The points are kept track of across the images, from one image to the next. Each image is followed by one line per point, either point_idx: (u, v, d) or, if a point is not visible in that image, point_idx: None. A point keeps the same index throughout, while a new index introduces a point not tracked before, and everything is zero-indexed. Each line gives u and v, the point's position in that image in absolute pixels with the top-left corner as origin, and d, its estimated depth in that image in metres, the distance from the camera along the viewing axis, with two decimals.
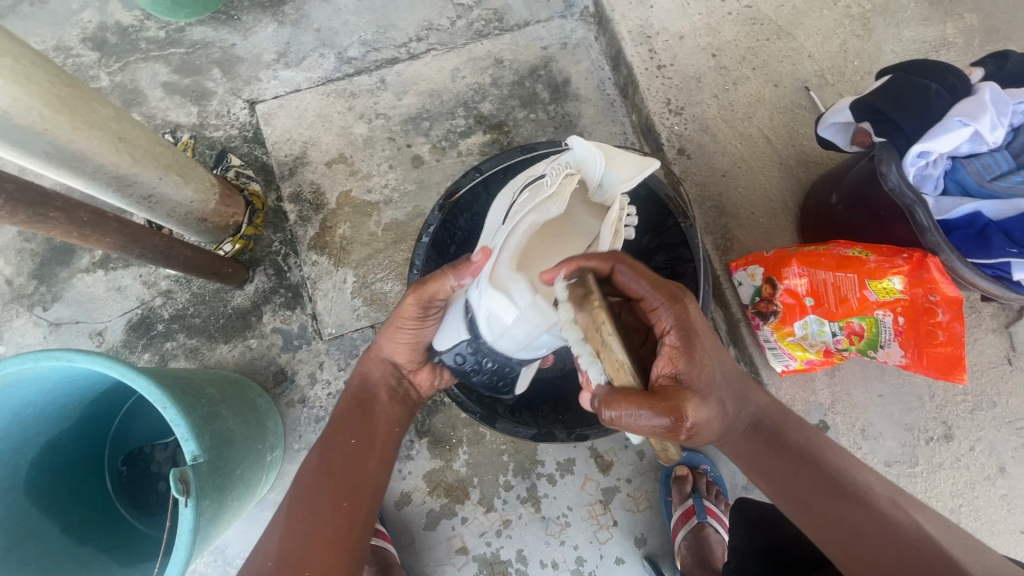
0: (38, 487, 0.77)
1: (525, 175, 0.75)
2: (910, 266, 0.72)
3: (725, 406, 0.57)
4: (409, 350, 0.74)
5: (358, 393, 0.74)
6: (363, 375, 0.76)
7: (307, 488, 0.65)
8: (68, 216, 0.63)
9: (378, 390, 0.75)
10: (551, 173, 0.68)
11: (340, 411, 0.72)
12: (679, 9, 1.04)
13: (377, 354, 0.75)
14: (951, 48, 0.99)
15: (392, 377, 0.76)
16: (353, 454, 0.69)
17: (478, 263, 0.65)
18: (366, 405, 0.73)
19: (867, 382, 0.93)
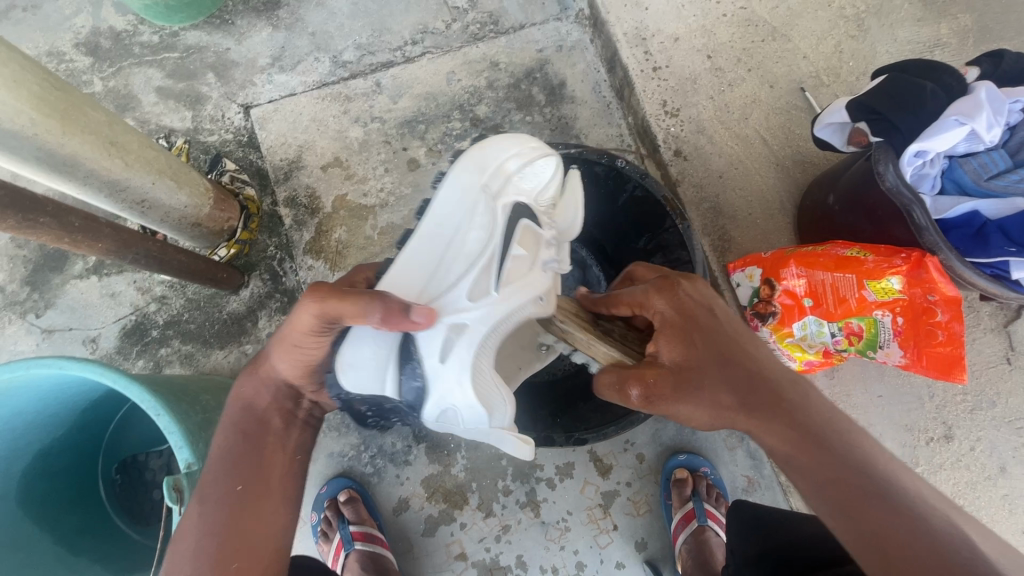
0: (30, 495, 0.77)
1: (499, 170, 0.66)
2: (908, 266, 0.71)
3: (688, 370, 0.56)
4: (301, 371, 0.66)
5: (244, 422, 0.66)
6: (244, 401, 0.67)
7: (194, 538, 0.58)
8: (58, 221, 0.63)
9: (269, 417, 0.68)
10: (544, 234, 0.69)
11: (225, 447, 0.65)
12: (675, 11, 1.04)
13: (269, 376, 0.67)
14: (945, 49, 1.00)
15: (287, 400, 0.69)
16: (240, 498, 0.62)
17: (420, 324, 0.57)
18: (255, 440, 0.66)
19: (866, 382, 0.93)
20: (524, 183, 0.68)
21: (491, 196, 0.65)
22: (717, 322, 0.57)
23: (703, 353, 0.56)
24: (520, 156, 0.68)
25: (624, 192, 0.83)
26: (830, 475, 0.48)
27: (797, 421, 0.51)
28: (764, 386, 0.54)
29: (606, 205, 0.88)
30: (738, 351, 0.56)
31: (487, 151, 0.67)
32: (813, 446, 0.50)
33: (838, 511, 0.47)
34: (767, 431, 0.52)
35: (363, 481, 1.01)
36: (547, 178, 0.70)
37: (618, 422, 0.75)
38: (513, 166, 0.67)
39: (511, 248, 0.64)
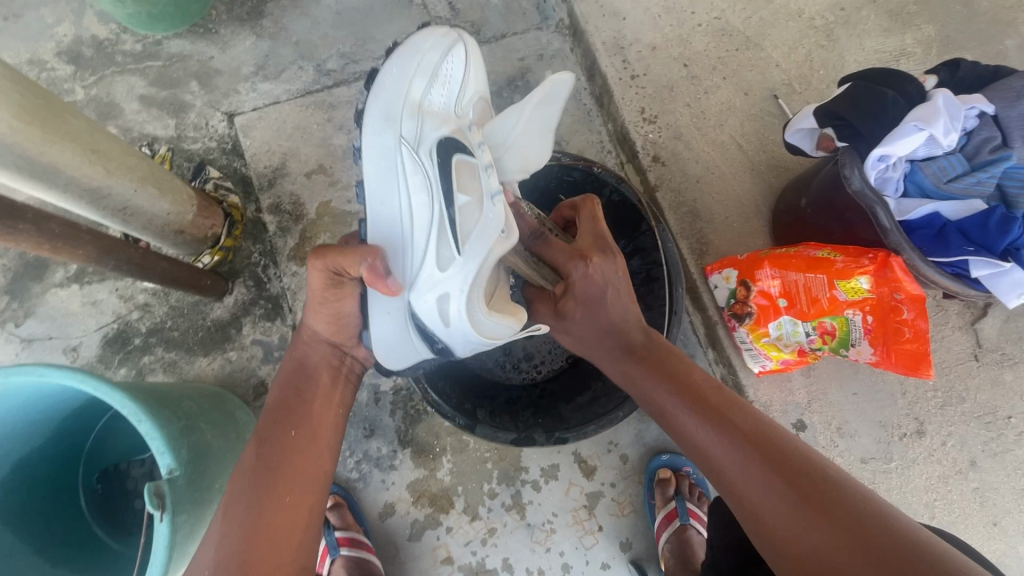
0: (10, 507, 0.76)
1: (408, 103, 0.68)
2: (875, 266, 0.74)
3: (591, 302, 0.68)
4: (332, 323, 0.71)
5: (293, 377, 0.72)
6: (299, 359, 0.73)
7: (248, 477, 0.63)
8: (39, 228, 0.62)
9: (318, 373, 0.73)
10: (483, 151, 0.68)
11: (278, 399, 0.70)
12: (651, 21, 1.07)
13: (314, 340, 0.73)
14: (910, 58, 1.04)
15: (333, 356, 0.75)
16: (291, 444, 0.66)
17: (393, 288, 0.65)
18: (303, 394, 0.71)
19: (842, 380, 0.95)
20: (438, 111, 0.70)
21: (411, 147, 0.67)
22: (617, 302, 0.68)
23: (600, 326, 0.68)
24: (422, 78, 0.69)
25: (600, 197, 0.84)
26: (713, 444, 0.56)
27: (686, 391, 0.60)
28: (658, 361, 0.64)
29: None
30: (634, 327, 0.68)
31: (387, 87, 0.68)
32: (690, 407, 0.59)
33: (712, 466, 0.56)
34: (649, 395, 0.63)
35: (348, 487, 1.01)
36: (457, 87, 0.71)
37: (598, 421, 0.76)
38: (416, 94, 0.68)
39: (454, 198, 0.67)
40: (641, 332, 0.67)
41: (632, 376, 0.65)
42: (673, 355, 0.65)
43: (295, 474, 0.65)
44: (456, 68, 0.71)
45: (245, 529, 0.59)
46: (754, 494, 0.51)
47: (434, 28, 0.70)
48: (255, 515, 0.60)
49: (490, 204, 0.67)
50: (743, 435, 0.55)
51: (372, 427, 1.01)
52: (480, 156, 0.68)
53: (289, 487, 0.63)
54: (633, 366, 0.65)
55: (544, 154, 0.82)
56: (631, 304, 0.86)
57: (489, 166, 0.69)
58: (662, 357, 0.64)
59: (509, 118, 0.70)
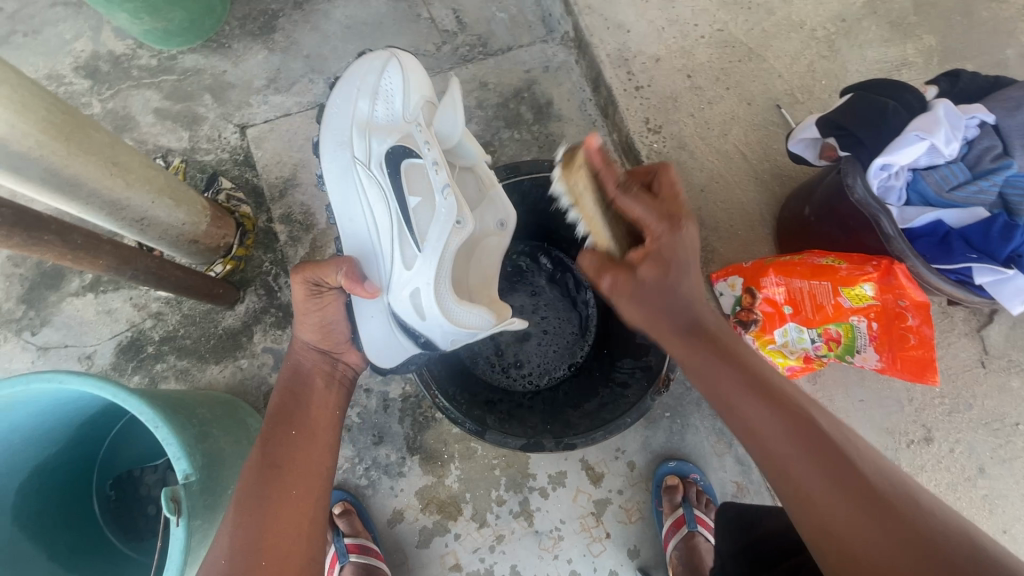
0: (27, 512, 0.77)
1: (356, 128, 0.78)
2: (879, 273, 0.75)
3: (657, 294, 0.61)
4: (320, 331, 0.75)
5: (289, 382, 0.73)
6: (294, 364, 0.75)
7: (253, 474, 0.64)
8: (61, 239, 0.64)
9: (312, 377, 0.75)
10: (428, 151, 0.73)
11: (277, 402, 0.71)
12: (655, 33, 1.09)
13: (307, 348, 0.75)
14: (911, 68, 1.05)
15: (324, 362, 0.76)
16: (295, 443, 0.68)
17: (371, 293, 0.70)
18: (303, 397, 0.72)
19: (848, 387, 0.96)
20: (385, 124, 0.78)
21: (367, 162, 0.76)
22: (687, 282, 0.61)
23: (668, 302, 0.61)
24: (366, 100, 0.79)
25: None
26: (783, 447, 0.51)
27: (758, 385, 0.55)
28: (728, 350, 0.58)
29: None
30: (704, 310, 0.61)
31: (338, 116, 0.80)
32: (762, 402, 0.53)
33: (774, 470, 0.51)
34: (716, 384, 0.57)
35: (357, 493, 1.01)
36: (399, 97, 0.79)
37: (605, 427, 0.76)
38: (364, 115, 0.79)
39: (408, 201, 0.74)
40: (714, 314, 0.61)
41: (698, 360, 0.59)
42: (746, 352, 0.59)
43: (298, 470, 0.66)
44: (395, 82, 0.80)
45: (252, 523, 0.61)
46: (829, 493, 0.47)
47: (371, 55, 0.82)
48: (262, 510, 0.62)
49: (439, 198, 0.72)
50: (811, 435, 0.50)
51: (380, 434, 1.02)
52: (427, 157, 0.73)
53: (294, 483, 0.65)
54: (701, 345, 0.59)
55: (552, 164, 0.83)
56: None
57: (436, 163, 0.73)
58: (731, 348, 0.58)
59: (445, 118, 0.76)
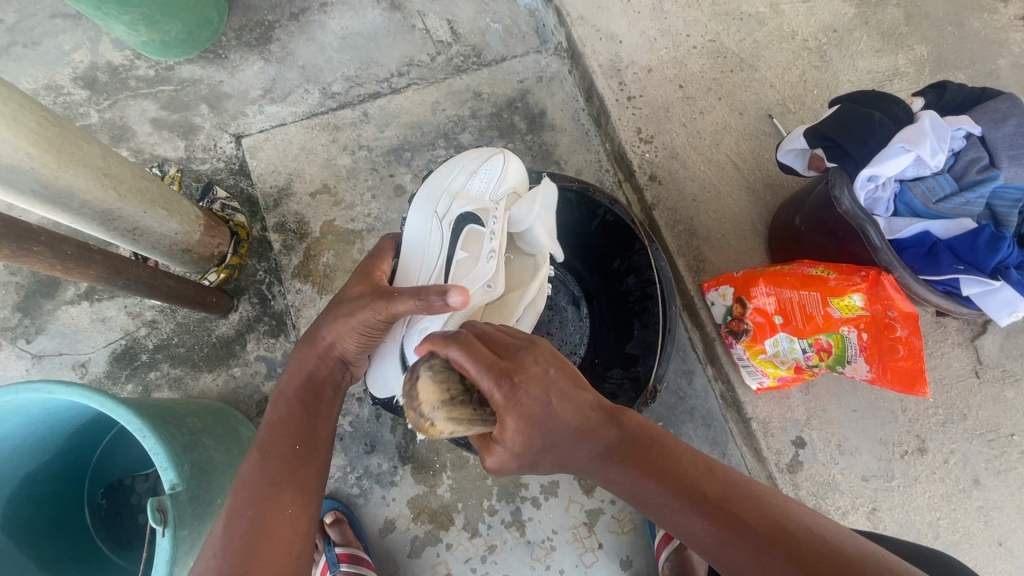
0: (17, 521, 0.77)
1: (448, 190, 0.79)
2: (867, 284, 0.75)
3: (532, 437, 0.51)
4: (353, 343, 0.68)
5: (297, 389, 0.67)
6: (308, 369, 0.68)
7: (250, 484, 0.60)
8: (51, 250, 0.64)
9: (324, 386, 0.69)
10: (493, 219, 0.76)
11: (284, 410, 0.66)
12: (647, 43, 1.09)
13: (334, 361, 0.69)
14: (903, 78, 1.06)
15: (337, 371, 0.70)
16: (299, 459, 0.64)
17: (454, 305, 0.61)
18: (311, 408, 0.67)
19: (841, 397, 0.95)
20: (474, 194, 0.79)
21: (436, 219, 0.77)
22: (567, 402, 0.51)
23: (562, 434, 0.52)
24: (464, 173, 0.80)
25: (596, 217, 0.85)
26: (726, 550, 0.48)
27: (674, 486, 0.51)
28: (630, 455, 0.52)
29: (581, 227, 0.89)
30: (598, 419, 0.53)
31: (442, 180, 0.80)
32: (689, 507, 0.50)
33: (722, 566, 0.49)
34: (641, 497, 0.52)
35: (349, 503, 1.01)
36: (495, 175, 0.80)
37: None
38: (460, 184, 0.80)
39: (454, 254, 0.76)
40: (608, 421, 0.53)
41: (613, 478, 0.53)
42: (648, 432, 0.54)
43: (297, 489, 0.62)
44: (498, 166, 0.80)
45: (241, 536, 0.56)
46: None
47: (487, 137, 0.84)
48: (254, 525, 0.57)
49: (483, 262, 0.74)
50: (739, 531, 0.48)
51: (372, 443, 1.02)
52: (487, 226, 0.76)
53: (288, 500, 0.61)
54: (606, 464, 0.53)
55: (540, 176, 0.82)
56: (628, 320, 0.88)
57: (495, 234, 0.76)
58: (637, 447, 0.53)
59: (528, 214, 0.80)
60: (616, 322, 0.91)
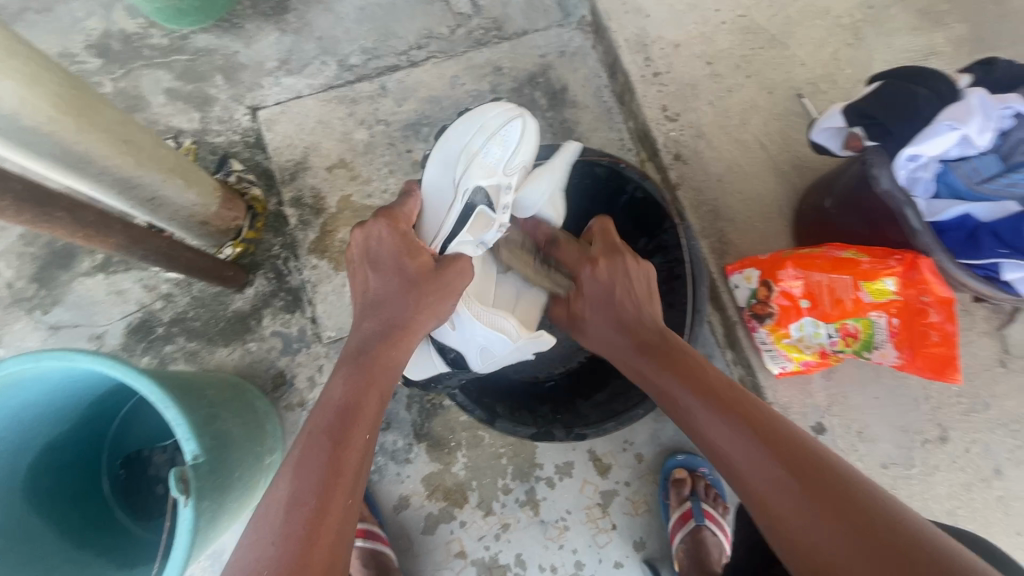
0: (37, 489, 0.78)
1: (465, 153, 0.72)
2: (902, 267, 0.73)
3: (609, 294, 0.72)
4: (427, 311, 0.64)
5: (362, 365, 0.61)
6: (375, 333, 0.63)
7: (308, 469, 0.53)
8: (73, 216, 0.61)
9: (388, 358, 0.62)
10: (504, 208, 0.73)
11: (347, 391, 0.59)
12: (675, 18, 1.06)
13: (414, 335, 0.63)
14: (940, 57, 1.02)
15: (396, 342, 0.63)
16: (366, 449, 0.56)
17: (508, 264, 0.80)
18: (372, 374, 0.60)
19: (863, 384, 0.94)
20: (490, 164, 0.72)
21: (455, 182, 0.73)
22: (627, 296, 0.71)
23: (610, 325, 0.70)
24: (482, 137, 0.73)
25: (625, 193, 0.82)
26: (718, 429, 0.56)
27: (724, 402, 0.57)
28: (667, 360, 0.64)
29: (604, 206, 0.87)
30: (644, 330, 0.68)
31: (460, 136, 0.74)
32: (733, 420, 0.56)
33: (712, 448, 0.57)
34: (662, 389, 0.63)
35: None
36: (514, 149, 0.73)
37: (617, 417, 0.73)
38: (477, 147, 0.72)
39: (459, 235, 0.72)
40: (647, 311, 0.70)
41: (634, 364, 0.67)
42: (676, 346, 0.65)
43: (354, 471, 0.54)
44: (517, 134, 0.74)
45: (295, 535, 0.49)
46: (765, 480, 0.51)
47: (506, 102, 0.75)
48: (310, 523, 0.50)
49: (476, 245, 0.73)
50: (729, 412, 0.57)
51: (387, 420, 1.02)
52: (501, 211, 0.73)
53: (348, 495, 0.53)
54: (653, 368, 0.65)
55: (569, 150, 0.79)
56: None
57: (504, 225, 0.73)
58: (677, 353, 0.64)
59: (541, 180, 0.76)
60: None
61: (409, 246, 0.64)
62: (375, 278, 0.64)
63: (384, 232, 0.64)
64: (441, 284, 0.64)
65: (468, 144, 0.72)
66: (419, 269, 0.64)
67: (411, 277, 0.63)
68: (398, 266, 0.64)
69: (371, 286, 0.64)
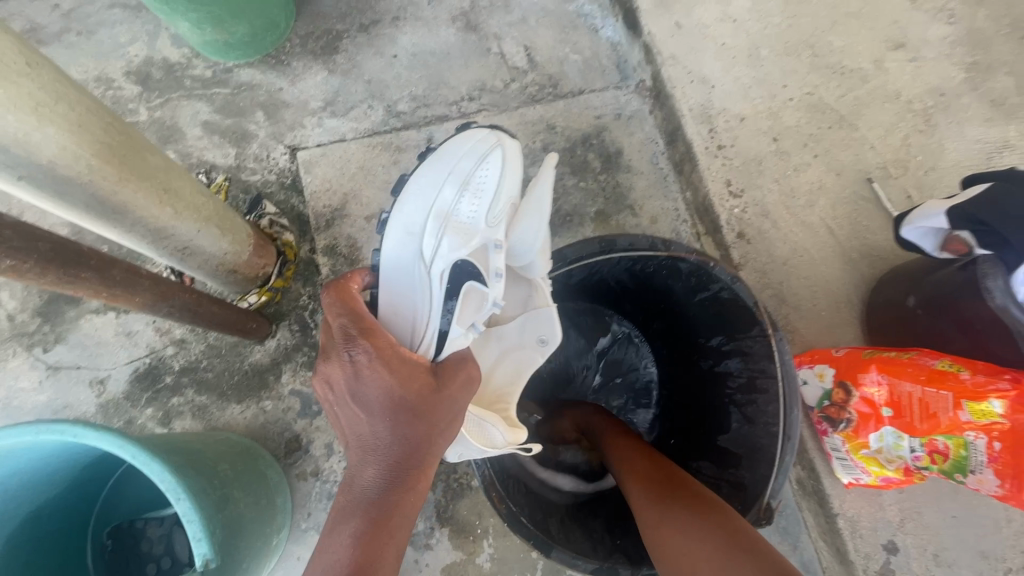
0: (15, 572, 0.67)
1: (434, 219, 0.66)
2: (1016, 391, 0.66)
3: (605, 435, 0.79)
4: (438, 439, 0.54)
5: (373, 521, 0.50)
6: (380, 478, 0.52)
7: None
8: (101, 275, 0.54)
9: (398, 506, 0.52)
10: (497, 279, 0.65)
11: (358, 555, 0.48)
12: (741, 90, 1.02)
13: (426, 473, 0.54)
14: (1014, 151, 0.98)
15: (404, 483, 0.52)
16: None
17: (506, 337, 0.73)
18: (383, 529, 0.50)
19: (940, 501, 0.85)
20: (465, 224, 0.66)
21: (427, 259, 0.65)
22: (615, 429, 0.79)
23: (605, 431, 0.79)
24: (453, 188, 0.67)
25: (705, 290, 0.72)
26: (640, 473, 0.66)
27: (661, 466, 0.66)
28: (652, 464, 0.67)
29: (675, 297, 0.79)
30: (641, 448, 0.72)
31: (418, 200, 0.67)
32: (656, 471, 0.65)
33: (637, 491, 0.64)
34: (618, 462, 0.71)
35: None
36: (489, 198, 0.68)
37: None
38: (447, 207, 0.67)
39: (452, 327, 0.62)
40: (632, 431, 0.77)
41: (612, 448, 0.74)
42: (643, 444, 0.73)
43: None
44: (493, 175, 0.69)
45: None
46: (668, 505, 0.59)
47: (474, 136, 0.70)
48: None
49: (473, 330, 0.64)
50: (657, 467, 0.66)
51: None
52: (494, 285, 0.65)
53: None
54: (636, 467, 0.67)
55: (653, 242, 0.68)
56: (719, 403, 0.78)
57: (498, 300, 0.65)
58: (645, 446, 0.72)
59: (532, 225, 0.66)
60: (709, 407, 0.81)
61: (400, 373, 0.53)
62: (369, 418, 0.53)
63: (367, 364, 0.53)
64: (447, 402, 0.55)
65: (436, 206, 0.66)
66: (420, 395, 0.54)
67: (410, 406, 0.53)
68: (390, 397, 0.53)
69: (365, 426, 0.53)
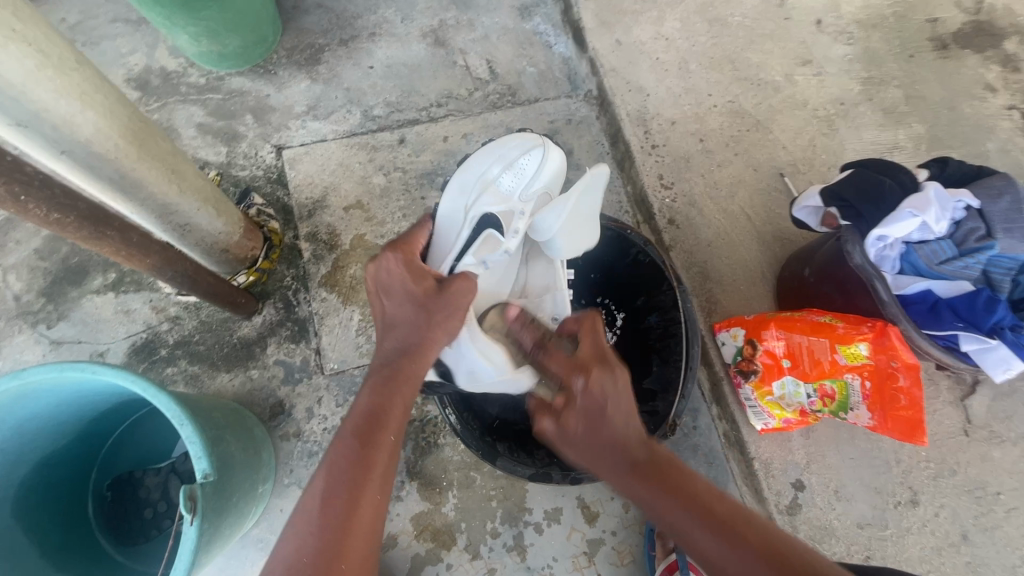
0: (28, 505, 0.78)
1: (480, 181, 0.83)
2: (873, 334, 0.81)
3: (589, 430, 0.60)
4: (443, 324, 0.68)
5: (387, 375, 0.65)
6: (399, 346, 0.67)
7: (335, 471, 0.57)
8: (122, 236, 0.66)
9: (410, 368, 0.66)
10: (513, 236, 0.81)
11: (374, 399, 0.63)
12: (672, 98, 1.18)
13: (430, 351, 0.67)
14: (902, 151, 1.16)
15: (413, 352, 0.67)
16: (390, 452, 0.60)
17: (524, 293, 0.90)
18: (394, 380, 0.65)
19: (839, 444, 1.00)
20: (504, 192, 0.83)
21: (467, 206, 0.82)
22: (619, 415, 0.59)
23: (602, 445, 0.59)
24: (501, 166, 0.84)
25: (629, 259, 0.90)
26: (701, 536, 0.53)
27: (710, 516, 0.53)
28: (673, 480, 0.56)
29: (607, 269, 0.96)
30: (632, 441, 0.59)
31: (474, 167, 0.85)
32: (706, 522, 0.53)
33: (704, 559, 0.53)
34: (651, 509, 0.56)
35: None
36: (528, 179, 0.85)
37: None
38: (491, 176, 0.84)
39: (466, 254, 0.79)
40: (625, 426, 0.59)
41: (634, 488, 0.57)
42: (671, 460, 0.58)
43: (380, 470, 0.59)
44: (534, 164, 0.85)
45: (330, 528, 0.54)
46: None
47: (527, 135, 0.87)
48: (342, 516, 0.55)
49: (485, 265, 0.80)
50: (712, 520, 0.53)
51: None
52: (508, 238, 0.82)
53: (379, 488, 0.58)
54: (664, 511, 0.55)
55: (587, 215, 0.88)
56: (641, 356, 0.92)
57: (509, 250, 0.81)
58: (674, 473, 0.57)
59: (552, 216, 0.80)
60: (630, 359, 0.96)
61: (415, 273, 0.69)
62: (389, 303, 0.69)
63: (392, 262, 0.69)
64: (449, 300, 0.69)
65: (483, 172, 0.83)
66: (425, 291, 0.68)
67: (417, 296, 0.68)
68: (406, 288, 0.68)
69: (388, 308, 0.69)
